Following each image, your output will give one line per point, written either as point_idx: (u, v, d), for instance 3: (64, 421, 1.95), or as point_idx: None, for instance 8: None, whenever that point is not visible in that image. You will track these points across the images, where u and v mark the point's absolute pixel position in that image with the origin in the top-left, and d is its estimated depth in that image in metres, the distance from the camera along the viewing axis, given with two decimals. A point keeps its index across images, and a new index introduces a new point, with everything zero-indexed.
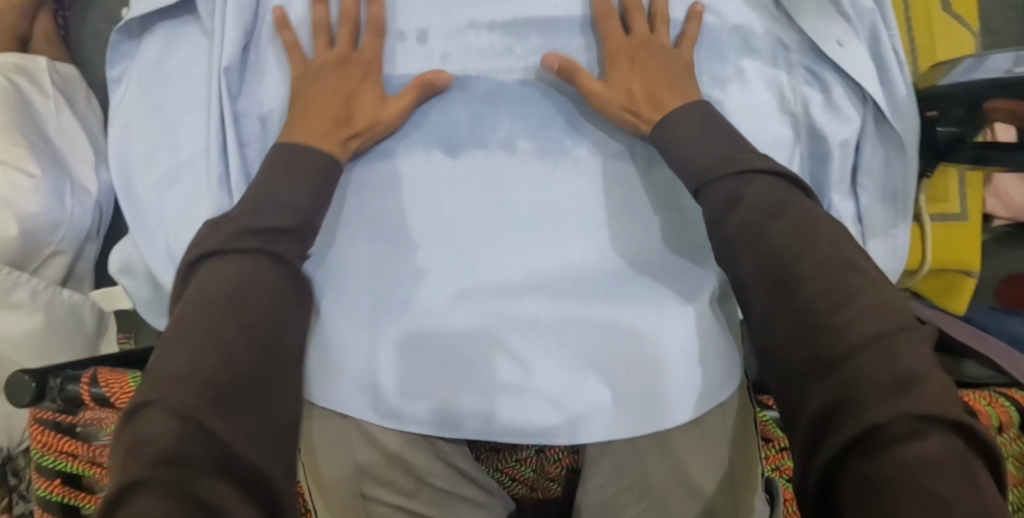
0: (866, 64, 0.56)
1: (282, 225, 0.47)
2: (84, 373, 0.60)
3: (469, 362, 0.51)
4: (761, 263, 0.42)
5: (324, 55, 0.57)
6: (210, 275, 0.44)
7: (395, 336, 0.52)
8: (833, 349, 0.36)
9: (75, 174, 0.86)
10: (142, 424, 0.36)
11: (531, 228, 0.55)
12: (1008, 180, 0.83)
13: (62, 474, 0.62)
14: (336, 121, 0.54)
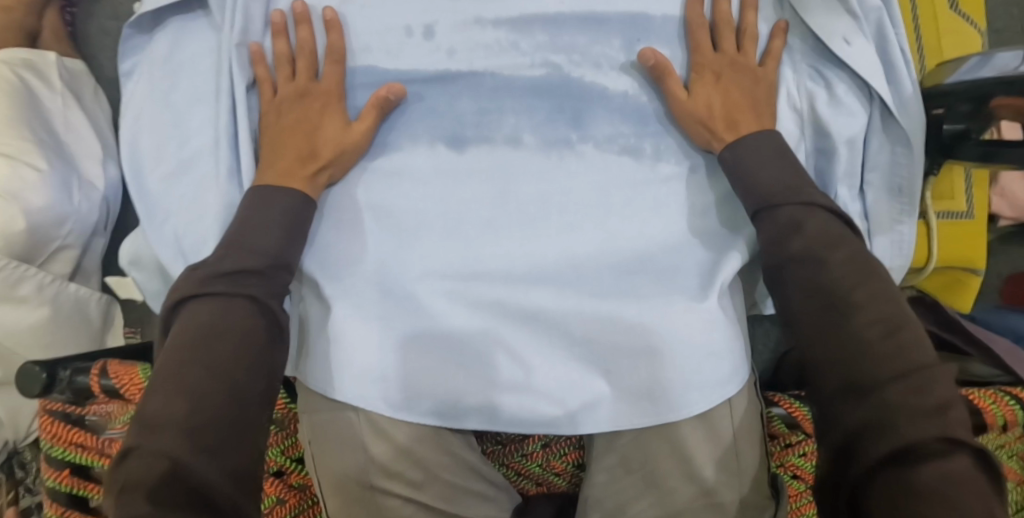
0: (874, 60, 0.56)
1: (256, 264, 0.50)
2: (93, 365, 0.61)
3: (467, 363, 0.52)
4: (818, 287, 0.47)
5: (284, 89, 0.58)
6: (188, 315, 0.47)
7: (395, 338, 0.52)
8: (877, 372, 0.42)
9: (82, 168, 0.87)
10: (128, 470, 0.40)
11: (540, 222, 0.55)
12: (1012, 179, 0.83)
13: (70, 464, 0.63)
14: (303, 159, 0.55)
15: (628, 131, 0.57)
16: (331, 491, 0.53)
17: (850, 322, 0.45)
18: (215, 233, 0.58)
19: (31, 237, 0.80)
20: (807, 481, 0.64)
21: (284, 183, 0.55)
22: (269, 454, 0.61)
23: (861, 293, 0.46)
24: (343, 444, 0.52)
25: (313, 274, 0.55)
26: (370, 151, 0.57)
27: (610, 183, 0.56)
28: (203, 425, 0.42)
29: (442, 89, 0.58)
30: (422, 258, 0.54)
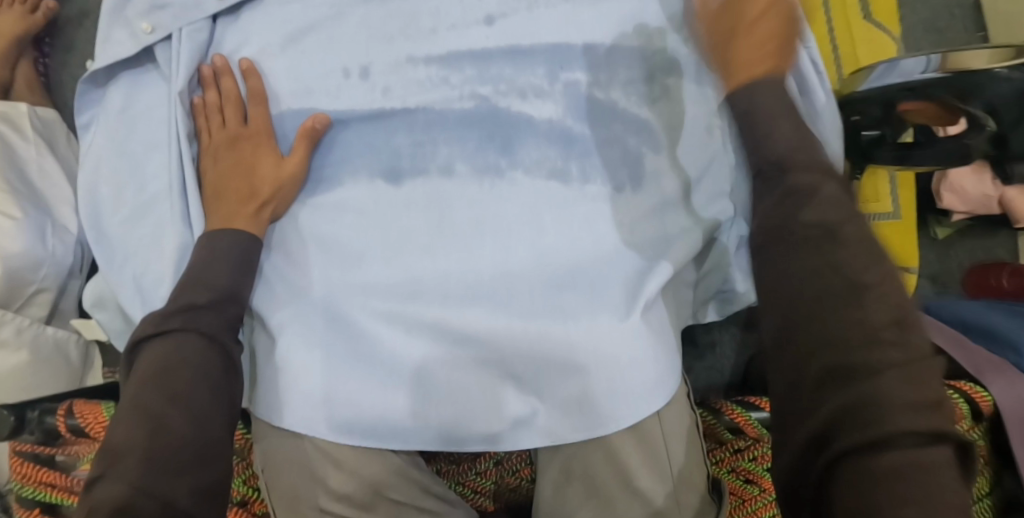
0: (786, 75, 0.59)
1: (209, 300, 0.52)
2: (60, 405, 0.64)
3: (430, 389, 0.54)
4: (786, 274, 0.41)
5: (217, 135, 0.61)
6: (150, 354, 0.50)
7: (381, 357, 0.55)
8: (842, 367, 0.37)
9: (56, 215, 0.90)
10: (93, 499, 0.43)
11: (472, 247, 0.57)
12: (960, 175, 0.84)
13: (40, 504, 0.65)
14: (245, 197, 0.58)
15: (557, 153, 0.59)
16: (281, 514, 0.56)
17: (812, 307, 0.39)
18: (171, 273, 0.61)
19: (10, 286, 0.84)
20: (762, 486, 0.63)
21: (228, 224, 0.57)
22: (232, 484, 0.64)
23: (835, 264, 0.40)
24: (296, 466, 0.55)
25: (260, 309, 0.58)
26: (306, 182, 0.60)
27: (539, 206, 0.58)
28: (157, 449, 0.45)
29: (379, 126, 0.61)
30: (362, 288, 0.56)
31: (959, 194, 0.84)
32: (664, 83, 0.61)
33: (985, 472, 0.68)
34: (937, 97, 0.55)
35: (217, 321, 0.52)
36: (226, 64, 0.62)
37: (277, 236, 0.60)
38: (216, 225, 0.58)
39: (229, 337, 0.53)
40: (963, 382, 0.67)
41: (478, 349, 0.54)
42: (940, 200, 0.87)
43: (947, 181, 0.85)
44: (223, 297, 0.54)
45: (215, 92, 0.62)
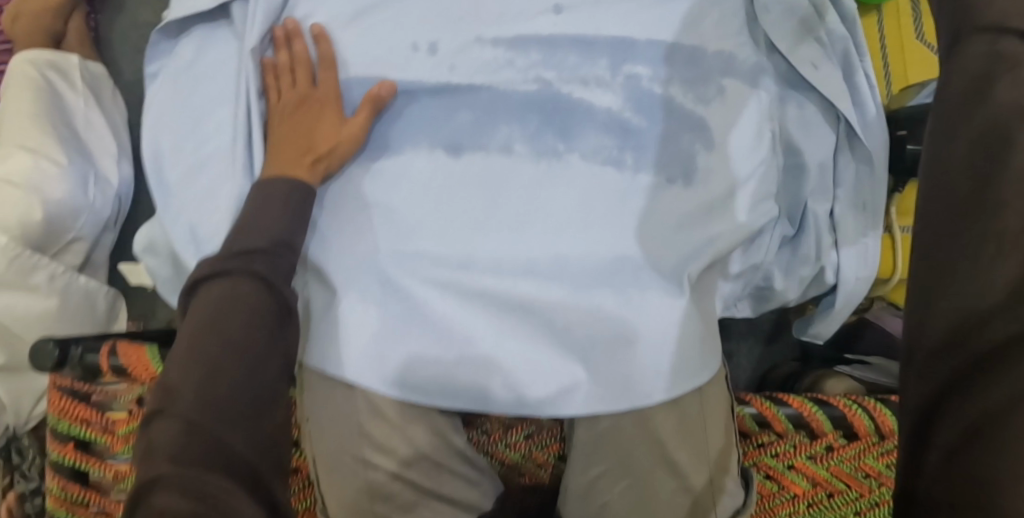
0: (839, 85, 0.61)
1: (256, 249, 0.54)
2: (103, 344, 0.65)
3: (469, 352, 0.56)
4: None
5: (285, 94, 0.63)
6: (202, 299, 0.52)
7: (431, 317, 0.57)
8: (966, 333, 0.27)
9: (99, 166, 0.93)
10: (154, 434, 0.46)
11: (523, 225, 0.59)
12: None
13: (74, 439, 0.65)
14: (305, 154, 0.60)
15: (614, 141, 0.62)
16: (322, 462, 0.58)
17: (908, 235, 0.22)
18: (225, 224, 0.61)
19: (48, 232, 0.87)
20: (780, 483, 0.67)
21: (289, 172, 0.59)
22: None
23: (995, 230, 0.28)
24: (342, 421, 0.57)
25: (320, 264, 0.59)
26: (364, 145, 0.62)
27: (595, 190, 0.60)
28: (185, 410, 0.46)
29: (442, 101, 0.63)
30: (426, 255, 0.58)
31: None
32: (719, 83, 0.63)
33: None
34: None
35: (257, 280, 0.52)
36: (298, 28, 0.64)
37: (329, 195, 0.62)
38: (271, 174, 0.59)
39: (276, 283, 0.53)
40: None
41: (528, 314, 0.56)
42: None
43: None
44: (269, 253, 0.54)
45: (286, 51, 0.64)
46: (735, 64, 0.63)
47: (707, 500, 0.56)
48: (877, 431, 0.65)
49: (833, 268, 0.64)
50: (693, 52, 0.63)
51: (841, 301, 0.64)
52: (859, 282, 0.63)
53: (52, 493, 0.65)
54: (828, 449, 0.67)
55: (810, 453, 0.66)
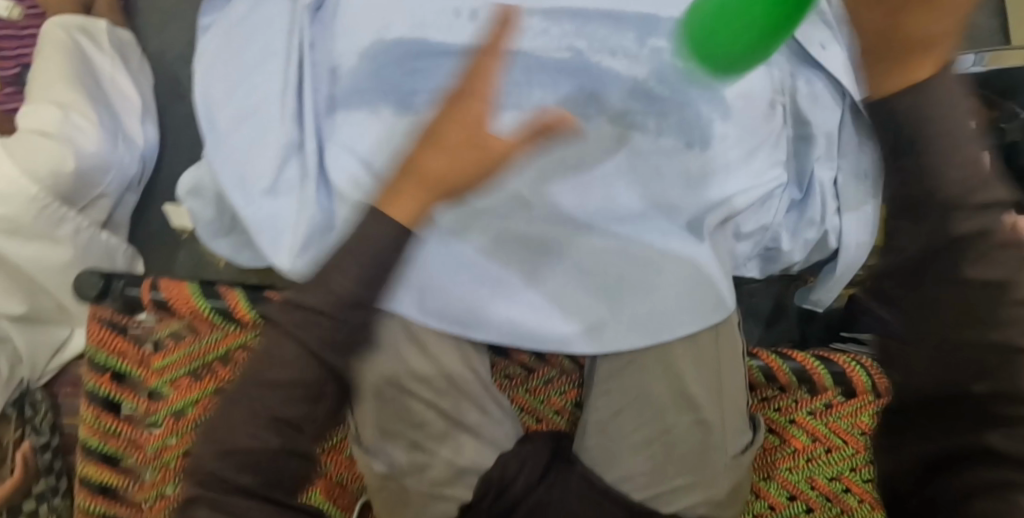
0: (843, 65, 0.68)
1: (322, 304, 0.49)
2: (144, 279, 0.67)
3: (496, 281, 0.62)
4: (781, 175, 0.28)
5: (338, 46, 0.67)
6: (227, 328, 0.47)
7: (468, 253, 0.62)
8: (967, 400, 0.45)
9: (124, 127, 0.96)
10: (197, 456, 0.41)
11: (556, 176, 0.63)
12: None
13: (111, 370, 0.67)
14: (421, 188, 0.50)
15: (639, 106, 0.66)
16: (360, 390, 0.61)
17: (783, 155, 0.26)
18: (276, 165, 0.65)
19: (78, 183, 0.88)
20: (782, 437, 0.73)
21: None
22: None
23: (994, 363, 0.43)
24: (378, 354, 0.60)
25: (363, 203, 0.62)
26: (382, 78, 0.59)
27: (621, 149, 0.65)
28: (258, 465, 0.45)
29: None
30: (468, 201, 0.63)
31: None
32: None
33: None
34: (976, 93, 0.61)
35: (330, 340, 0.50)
36: None
37: (363, 143, 0.64)
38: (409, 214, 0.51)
39: (329, 350, 0.50)
40: None
41: (554, 253, 0.62)
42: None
43: None
44: (350, 303, 0.49)
45: None
46: None
47: (718, 435, 0.60)
48: (874, 388, 0.70)
49: (835, 232, 0.69)
50: None
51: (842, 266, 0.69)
52: (860, 244, 0.68)
53: (85, 421, 0.67)
54: (826, 405, 0.72)
55: (810, 408, 0.72)
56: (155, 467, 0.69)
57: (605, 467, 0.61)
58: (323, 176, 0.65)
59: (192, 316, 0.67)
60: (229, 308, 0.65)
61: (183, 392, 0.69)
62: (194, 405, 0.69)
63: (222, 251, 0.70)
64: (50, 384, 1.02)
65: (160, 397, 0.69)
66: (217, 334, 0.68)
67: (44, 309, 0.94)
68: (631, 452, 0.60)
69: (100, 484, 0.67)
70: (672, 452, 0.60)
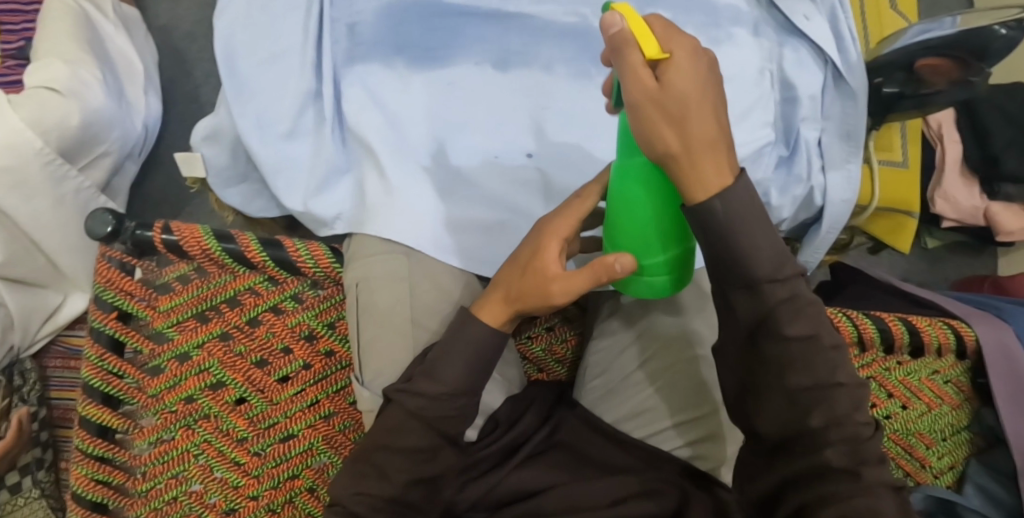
0: (828, 35, 0.72)
1: (425, 392, 0.52)
2: (155, 223, 0.68)
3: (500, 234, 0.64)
4: (725, 183, 0.42)
5: (348, 7, 0.69)
6: (390, 419, 0.53)
7: (479, 198, 0.64)
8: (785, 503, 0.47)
9: (127, 92, 0.98)
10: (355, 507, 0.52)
11: (561, 132, 0.67)
12: (945, 114, 1.00)
13: (118, 310, 0.68)
14: (506, 301, 0.51)
15: None
16: (369, 323, 0.63)
17: (715, 159, 0.41)
18: (293, 113, 0.67)
19: (82, 139, 0.90)
20: None
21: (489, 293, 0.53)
22: (305, 317, 0.69)
23: (811, 400, 0.46)
24: (391, 288, 0.62)
25: (383, 151, 0.64)
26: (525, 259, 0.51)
27: None
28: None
29: (491, 24, 0.70)
30: (477, 152, 0.65)
31: (951, 202, 0.99)
32: (729, 31, 0.73)
33: (964, 406, 0.78)
34: (948, 54, 0.67)
35: (447, 414, 0.53)
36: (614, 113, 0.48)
37: (382, 89, 0.67)
38: (499, 318, 0.52)
39: (449, 426, 0.53)
40: (956, 322, 0.77)
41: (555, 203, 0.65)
42: (933, 205, 1.00)
43: (942, 189, 0.99)
44: (456, 421, 0.53)
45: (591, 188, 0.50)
46: (742, 16, 0.74)
47: (667, 329, 0.66)
48: (859, 338, 0.74)
49: (821, 190, 0.73)
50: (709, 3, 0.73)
51: (829, 221, 0.73)
52: (846, 200, 0.72)
53: (89, 360, 0.67)
54: None
55: None
56: (156, 411, 0.69)
57: (606, 407, 0.66)
58: (340, 119, 0.68)
59: (202, 258, 0.68)
60: (241, 250, 0.67)
61: (189, 334, 0.69)
62: (199, 349, 0.69)
63: (233, 201, 0.72)
64: (39, 356, 1.00)
65: (164, 340, 0.69)
66: (226, 277, 0.69)
67: (39, 271, 0.92)
68: (632, 391, 0.65)
69: (100, 424, 0.67)
70: (669, 389, 0.64)
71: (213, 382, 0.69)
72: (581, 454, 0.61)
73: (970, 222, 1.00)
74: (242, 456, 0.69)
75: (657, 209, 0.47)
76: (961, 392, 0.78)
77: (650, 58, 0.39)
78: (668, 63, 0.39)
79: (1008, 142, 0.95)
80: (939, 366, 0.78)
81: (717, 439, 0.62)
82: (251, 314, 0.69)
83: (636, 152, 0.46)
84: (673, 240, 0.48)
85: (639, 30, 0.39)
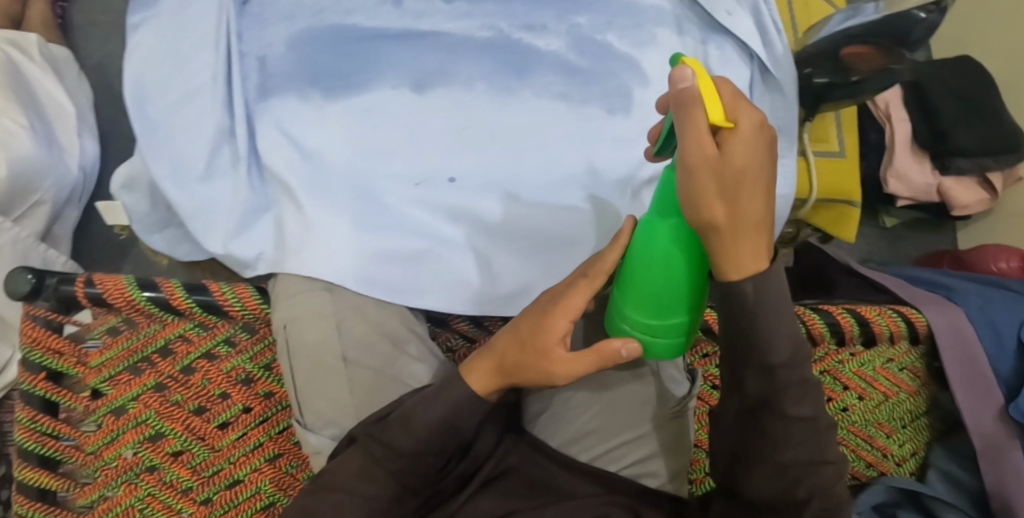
0: (750, 29, 0.72)
1: (395, 443, 0.51)
2: (78, 277, 0.66)
3: (422, 263, 0.63)
4: (760, 268, 0.42)
5: (256, 44, 0.68)
6: (349, 464, 0.52)
7: (403, 227, 0.63)
8: None
9: (57, 136, 0.96)
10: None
11: (486, 152, 0.65)
12: (892, 93, 0.99)
13: (47, 369, 0.66)
14: (498, 371, 0.50)
15: (560, 75, 0.69)
16: (299, 363, 0.61)
17: (756, 242, 0.41)
18: (206, 154, 0.66)
19: (15, 190, 0.88)
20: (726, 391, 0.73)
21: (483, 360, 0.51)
22: (240, 360, 0.68)
23: (797, 475, 0.48)
24: (320, 328, 0.60)
25: (302, 185, 0.63)
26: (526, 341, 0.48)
27: (545, 120, 0.67)
28: None
29: (407, 44, 0.68)
30: (398, 179, 0.64)
31: (905, 182, 0.97)
32: (652, 32, 0.72)
33: (921, 393, 0.77)
34: (873, 42, 0.66)
35: (414, 468, 0.52)
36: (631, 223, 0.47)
37: (294, 123, 0.65)
38: (486, 386, 0.51)
39: (405, 476, 0.52)
40: (908, 310, 0.75)
41: (477, 225, 0.64)
42: (886, 186, 0.99)
43: (894, 169, 0.97)
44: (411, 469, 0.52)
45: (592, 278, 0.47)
46: (666, 17, 0.72)
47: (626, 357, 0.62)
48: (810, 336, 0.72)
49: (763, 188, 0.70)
50: (631, 6, 0.72)
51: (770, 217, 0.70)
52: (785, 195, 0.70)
53: (21, 423, 0.64)
54: None
55: None
56: (96, 468, 0.67)
57: (551, 431, 0.63)
58: (255, 157, 0.66)
59: (128, 309, 0.66)
60: (167, 299, 0.66)
61: (122, 389, 0.67)
62: (135, 401, 0.67)
63: (158, 247, 0.70)
64: None
65: (99, 395, 0.68)
66: (156, 326, 0.68)
67: None
68: (576, 412, 0.63)
69: (38, 487, 0.65)
70: (611, 407, 0.63)
71: (152, 433, 0.67)
72: (539, 485, 0.60)
73: (925, 200, 0.99)
74: (187, 506, 0.67)
75: (690, 278, 0.44)
76: (917, 378, 0.77)
77: (714, 122, 0.37)
78: (731, 131, 0.37)
79: (955, 117, 0.94)
80: (893, 354, 0.76)
81: (664, 453, 0.63)
82: (184, 362, 0.68)
83: (671, 213, 0.43)
84: (693, 305, 0.45)
85: (705, 92, 0.37)
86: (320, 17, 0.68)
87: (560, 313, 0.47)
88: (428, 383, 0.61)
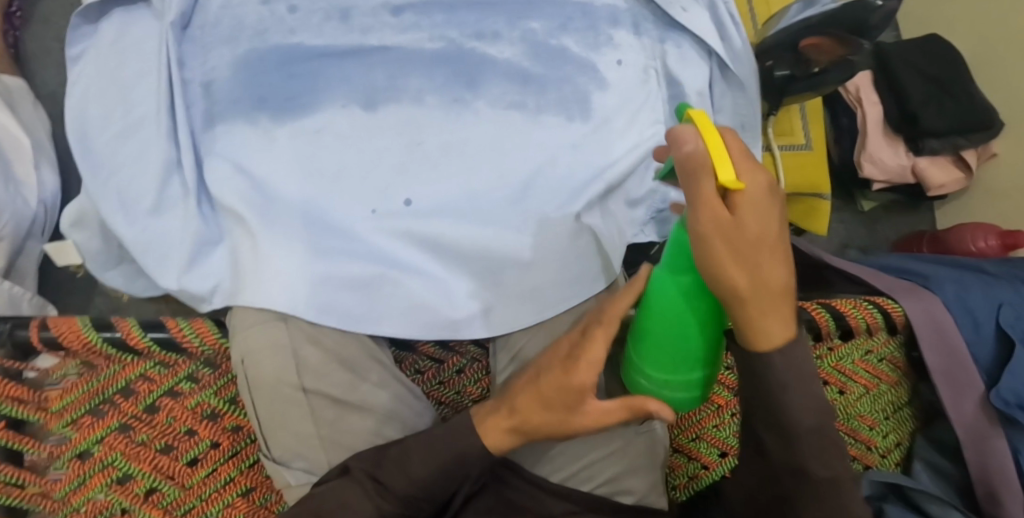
0: (705, 25, 0.72)
1: (392, 485, 0.50)
2: (33, 320, 0.64)
3: (377, 290, 0.61)
4: (788, 337, 0.42)
5: (198, 70, 0.66)
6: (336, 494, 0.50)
7: (357, 253, 0.61)
8: None
9: (15, 171, 0.94)
10: None
11: (441, 169, 0.63)
12: (862, 76, 0.97)
13: (7, 418, 0.64)
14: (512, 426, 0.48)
15: (513, 84, 0.67)
16: (257, 394, 0.59)
17: (782, 316, 0.41)
18: (155, 187, 0.64)
19: None
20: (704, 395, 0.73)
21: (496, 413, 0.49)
22: (202, 395, 0.68)
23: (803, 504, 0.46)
24: (278, 359, 0.59)
25: (253, 213, 0.61)
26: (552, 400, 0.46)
27: (501, 131, 0.65)
28: None
29: (352, 62, 0.66)
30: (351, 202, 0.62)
31: (880, 165, 0.95)
32: (608, 33, 0.70)
33: (901, 382, 0.78)
34: (829, 33, 0.66)
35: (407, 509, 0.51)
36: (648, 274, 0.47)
37: (242, 150, 0.63)
38: (497, 440, 0.49)
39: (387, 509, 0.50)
40: (883, 300, 0.75)
41: (432, 246, 0.62)
42: (860, 169, 0.96)
43: (868, 152, 0.95)
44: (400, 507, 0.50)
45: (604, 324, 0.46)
46: (620, 16, 0.71)
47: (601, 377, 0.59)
48: None
49: None
50: (585, 6, 0.70)
51: None
52: None
53: None
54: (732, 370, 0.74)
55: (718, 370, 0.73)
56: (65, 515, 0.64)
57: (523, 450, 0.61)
58: (203, 187, 0.65)
59: (85, 351, 0.65)
60: (123, 338, 0.64)
61: (86, 432, 0.66)
62: (99, 444, 0.66)
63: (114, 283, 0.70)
64: None
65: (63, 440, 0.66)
66: (114, 368, 0.67)
67: None
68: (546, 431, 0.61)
69: None
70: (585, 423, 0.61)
71: (120, 475, 0.66)
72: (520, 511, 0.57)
73: (900, 182, 0.97)
74: None
75: (703, 331, 0.44)
76: (897, 368, 0.78)
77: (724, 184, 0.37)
78: (741, 194, 0.38)
79: (925, 97, 0.93)
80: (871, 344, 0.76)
81: (636, 470, 0.61)
82: (147, 401, 0.67)
83: (685, 271, 0.43)
84: (708, 360, 0.46)
85: (715, 155, 0.37)
86: (266, 37, 0.66)
87: (586, 368, 0.44)
88: (389, 413, 0.60)
